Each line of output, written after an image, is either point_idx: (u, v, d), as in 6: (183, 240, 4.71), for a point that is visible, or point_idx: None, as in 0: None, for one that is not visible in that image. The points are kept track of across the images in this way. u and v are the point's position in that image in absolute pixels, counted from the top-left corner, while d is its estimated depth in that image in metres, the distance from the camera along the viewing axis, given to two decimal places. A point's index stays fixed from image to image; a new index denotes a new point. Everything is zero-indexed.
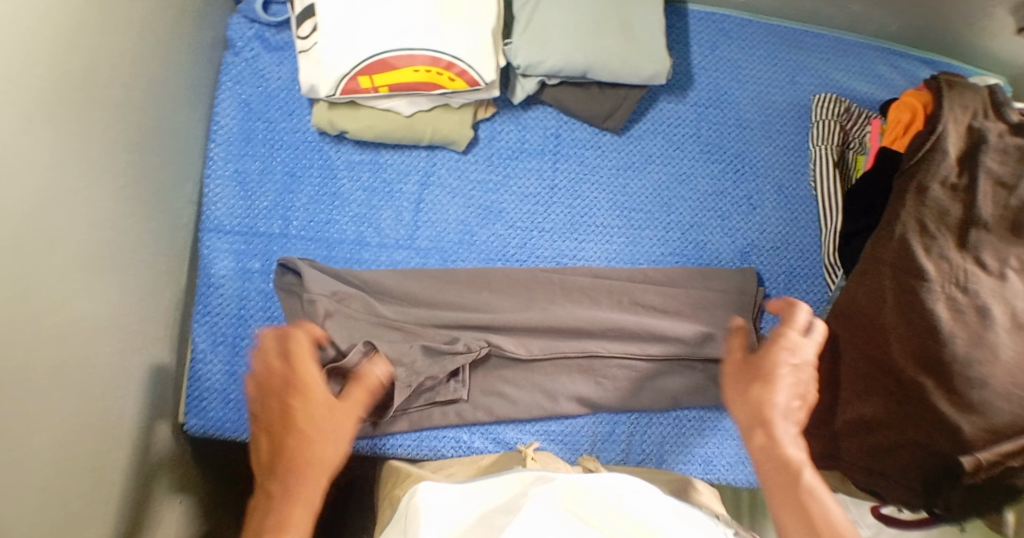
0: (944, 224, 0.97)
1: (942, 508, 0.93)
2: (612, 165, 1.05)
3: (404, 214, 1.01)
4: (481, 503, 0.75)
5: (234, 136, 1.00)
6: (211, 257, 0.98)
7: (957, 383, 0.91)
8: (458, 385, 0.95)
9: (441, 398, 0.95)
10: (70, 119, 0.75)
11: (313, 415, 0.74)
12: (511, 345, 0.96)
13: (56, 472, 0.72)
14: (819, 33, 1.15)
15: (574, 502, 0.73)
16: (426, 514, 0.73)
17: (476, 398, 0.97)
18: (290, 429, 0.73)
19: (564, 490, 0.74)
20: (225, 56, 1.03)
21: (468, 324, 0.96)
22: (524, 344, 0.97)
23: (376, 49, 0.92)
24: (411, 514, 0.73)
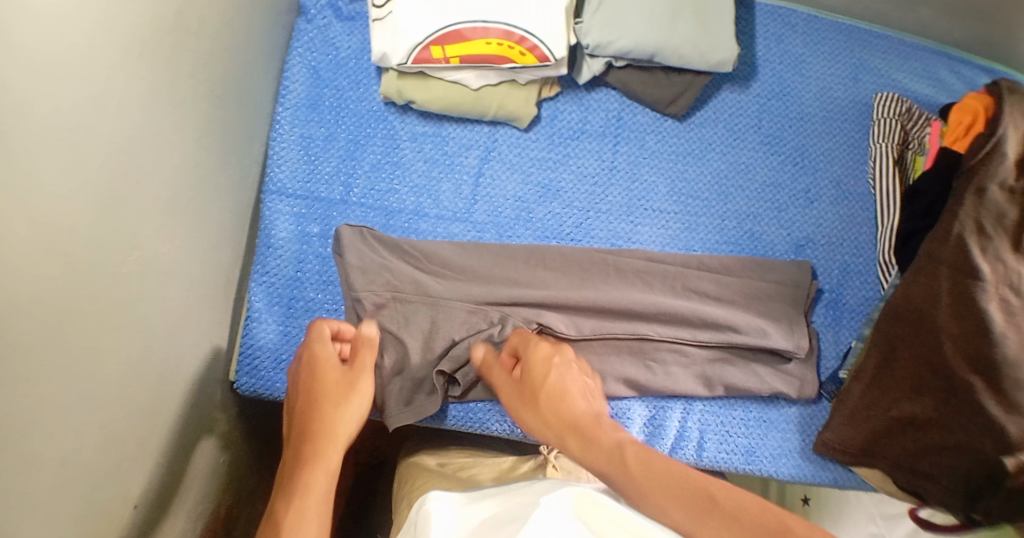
0: (1002, 227, 0.95)
1: (982, 513, 0.91)
2: (672, 151, 1.07)
3: (464, 187, 1.02)
4: (487, 507, 0.72)
5: (302, 101, 1.02)
6: (272, 218, 0.99)
7: (1006, 384, 0.90)
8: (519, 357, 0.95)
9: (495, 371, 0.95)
10: (154, 61, 0.77)
11: (324, 398, 0.84)
12: (563, 323, 0.96)
13: (108, 399, 0.73)
14: (883, 33, 1.16)
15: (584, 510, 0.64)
16: (436, 516, 0.71)
17: None
18: (304, 418, 0.82)
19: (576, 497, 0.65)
20: (298, 23, 1.05)
21: (523, 302, 0.96)
22: (575, 323, 0.97)
23: (451, 21, 0.94)
24: (422, 518, 0.72)
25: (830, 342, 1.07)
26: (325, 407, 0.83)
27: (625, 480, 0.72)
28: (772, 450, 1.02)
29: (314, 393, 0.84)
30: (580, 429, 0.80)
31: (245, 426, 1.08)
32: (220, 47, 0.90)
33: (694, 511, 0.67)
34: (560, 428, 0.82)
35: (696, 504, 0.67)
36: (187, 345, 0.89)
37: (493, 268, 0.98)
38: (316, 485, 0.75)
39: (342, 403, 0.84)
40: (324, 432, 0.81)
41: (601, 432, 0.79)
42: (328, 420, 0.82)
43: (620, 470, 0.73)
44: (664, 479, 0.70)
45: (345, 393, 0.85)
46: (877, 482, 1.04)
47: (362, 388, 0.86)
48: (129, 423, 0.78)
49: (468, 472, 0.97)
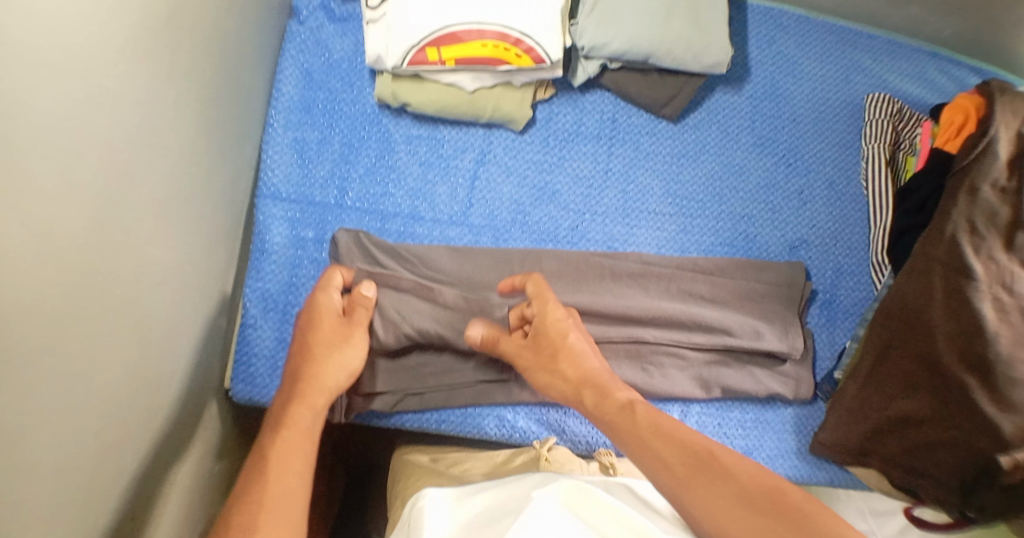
0: (993, 225, 0.96)
1: (976, 509, 0.92)
2: (667, 153, 1.06)
3: (459, 190, 1.02)
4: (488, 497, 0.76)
5: (295, 104, 1.01)
6: (266, 223, 0.98)
7: (1000, 382, 0.90)
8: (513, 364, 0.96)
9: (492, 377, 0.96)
10: (149, 66, 0.76)
11: (324, 343, 0.84)
12: None
13: (108, 411, 0.73)
14: (875, 34, 1.17)
15: (578, 503, 0.71)
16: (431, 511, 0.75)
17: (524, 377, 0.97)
18: (307, 356, 0.83)
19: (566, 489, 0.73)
20: (290, 25, 1.04)
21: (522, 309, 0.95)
22: None
23: (444, 23, 0.93)
24: (417, 513, 0.76)
25: (825, 342, 1.08)
26: (325, 351, 0.83)
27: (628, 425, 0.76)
28: (768, 452, 1.03)
29: (318, 333, 0.85)
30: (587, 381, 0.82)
31: (239, 434, 1.07)
32: (216, 47, 0.89)
33: (692, 466, 0.70)
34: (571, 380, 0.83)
35: (701, 460, 0.70)
36: (184, 352, 0.88)
37: (491, 273, 0.97)
38: (301, 419, 0.76)
39: (343, 350, 0.85)
40: (316, 380, 0.81)
41: (615, 393, 0.80)
42: (326, 369, 0.82)
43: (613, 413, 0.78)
44: (672, 435, 0.73)
45: (344, 346, 0.85)
46: (873, 480, 1.05)
47: (357, 340, 0.86)
48: (128, 428, 0.77)
49: (462, 467, 0.96)
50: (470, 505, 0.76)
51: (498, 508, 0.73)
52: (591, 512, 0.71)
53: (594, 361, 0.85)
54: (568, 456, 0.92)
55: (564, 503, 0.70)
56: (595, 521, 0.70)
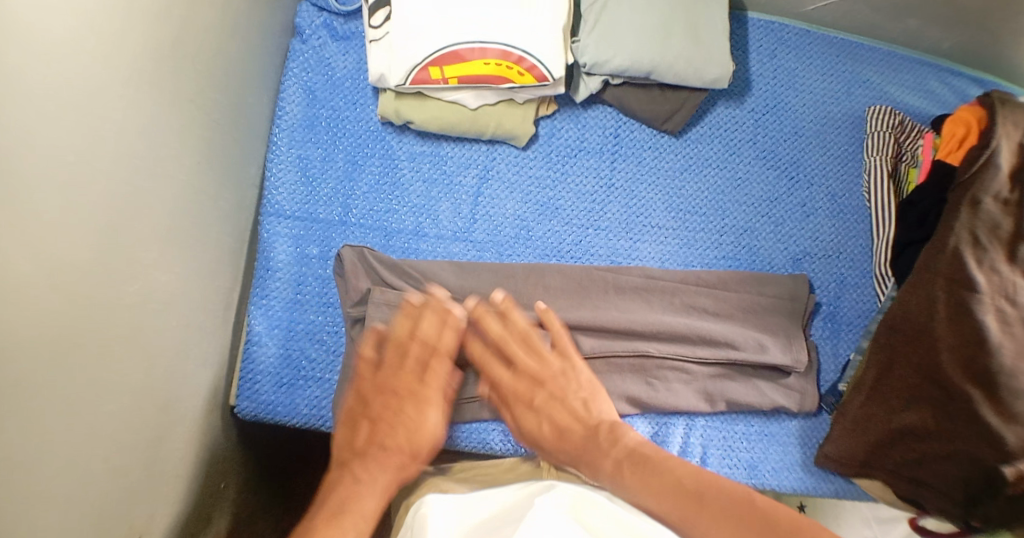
0: (996, 237, 0.96)
1: (979, 519, 0.93)
2: (669, 167, 1.07)
3: (463, 207, 1.02)
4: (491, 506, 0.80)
5: (298, 122, 1.01)
6: (270, 242, 0.98)
7: (1003, 393, 0.90)
8: None
9: None
10: (153, 91, 0.77)
11: (399, 409, 0.83)
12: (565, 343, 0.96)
13: (115, 436, 0.73)
14: (875, 46, 1.17)
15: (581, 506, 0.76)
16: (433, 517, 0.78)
17: None
18: (392, 421, 0.83)
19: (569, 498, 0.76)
20: (293, 43, 1.04)
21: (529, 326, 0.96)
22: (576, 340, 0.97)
23: (447, 42, 0.94)
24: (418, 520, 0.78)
25: (829, 354, 1.08)
26: (399, 425, 0.82)
27: (615, 466, 0.80)
28: (774, 465, 1.03)
29: (388, 400, 0.84)
30: (595, 442, 0.83)
31: (246, 450, 1.07)
32: (219, 69, 0.89)
33: (691, 501, 0.75)
34: (583, 438, 0.84)
35: (698, 505, 0.74)
36: (190, 371, 0.88)
37: (498, 289, 0.97)
38: (378, 477, 0.79)
39: (421, 414, 0.84)
40: (392, 444, 0.81)
41: (599, 453, 0.82)
42: (401, 438, 0.82)
43: (606, 463, 0.81)
44: (666, 475, 0.78)
45: (421, 408, 0.84)
46: (877, 491, 1.05)
47: (432, 393, 0.85)
48: (136, 450, 0.77)
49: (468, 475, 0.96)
50: (477, 509, 0.79)
51: (500, 515, 0.77)
52: (593, 513, 0.75)
53: (571, 416, 0.86)
54: None
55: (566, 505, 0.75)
56: (597, 521, 0.74)
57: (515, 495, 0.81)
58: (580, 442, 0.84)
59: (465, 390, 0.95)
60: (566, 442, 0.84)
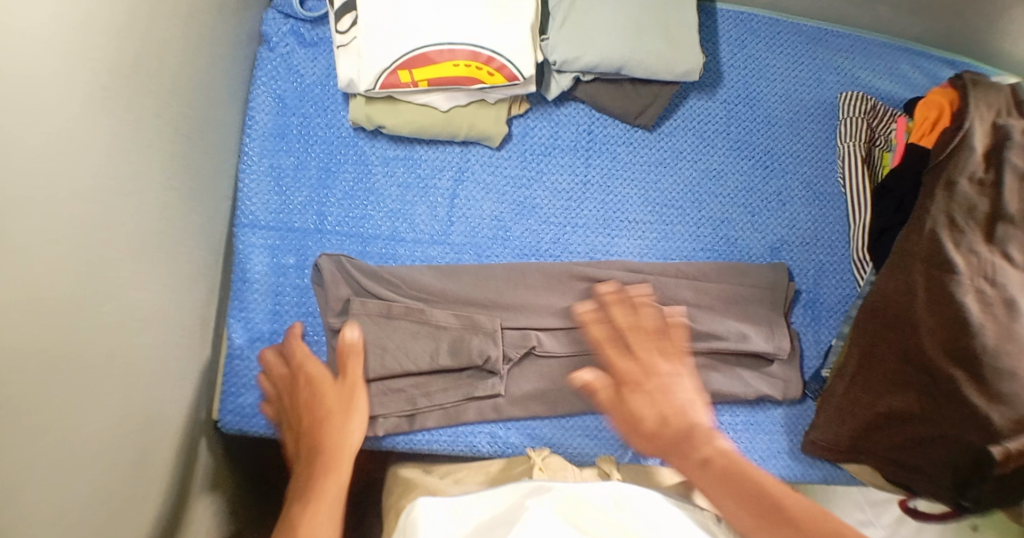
0: (973, 218, 0.97)
1: (970, 500, 0.92)
2: (644, 161, 1.07)
3: (439, 210, 1.02)
4: (481, 511, 0.79)
5: (269, 131, 1.01)
6: (246, 253, 0.97)
7: (987, 374, 0.90)
8: (497, 380, 0.95)
9: (480, 393, 0.94)
10: (119, 109, 0.76)
11: (326, 412, 0.87)
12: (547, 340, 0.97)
13: (95, 459, 0.72)
14: (845, 32, 1.17)
15: (572, 510, 0.77)
16: (426, 523, 0.77)
17: (513, 393, 0.96)
18: (317, 430, 0.86)
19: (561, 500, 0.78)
20: (260, 52, 1.03)
21: (512, 326, 0.97)
22: (557, 337, 0.97)
23: (415, 45, 0.93)
24: (410, 524, 0.78)
25: (811, 341, 1.09)
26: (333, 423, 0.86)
27: (686, 462, 0.75)
28: (762, 452, 1.03)
29: (314, 408, 0.87)
30: (677, 437, 0.76)
31: (233, 464, 1.06)
32: (185, 81, 0.88)
33: (763, 513, 0.69)
34: (666, 434, 0.77)
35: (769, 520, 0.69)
36: (171, 389, 0.87)
37: (480, 289, 0.97)
38: (327, 491, 0.78)
39: (345, 424, 0.87)
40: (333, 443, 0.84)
41: (690, 449, 0.75)
42: (329, 441, 0.85)
43: (691, 466, 0.74)
44: (743, 481, 0.72)
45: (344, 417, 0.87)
46: (866, 476, 1.05)
47: (358, 399, 0.89)
48: (118, 473, 0.76)
49: (454, 476, 0.95)
50: (468, 514, 0.79)
51: (494, 520, 0.77)
52: (585, 517, 0.76)
53: (673, 411, 0.79)
54: (562, 463, 0.93)
55: (559, 511, 0.77)
56: (589, 525, 0.75)
57: (504, 499, 0.80)
58: (663, 440, 0.77)
59: (449, 394, 0.94)
60: (664, 433, 0.77)
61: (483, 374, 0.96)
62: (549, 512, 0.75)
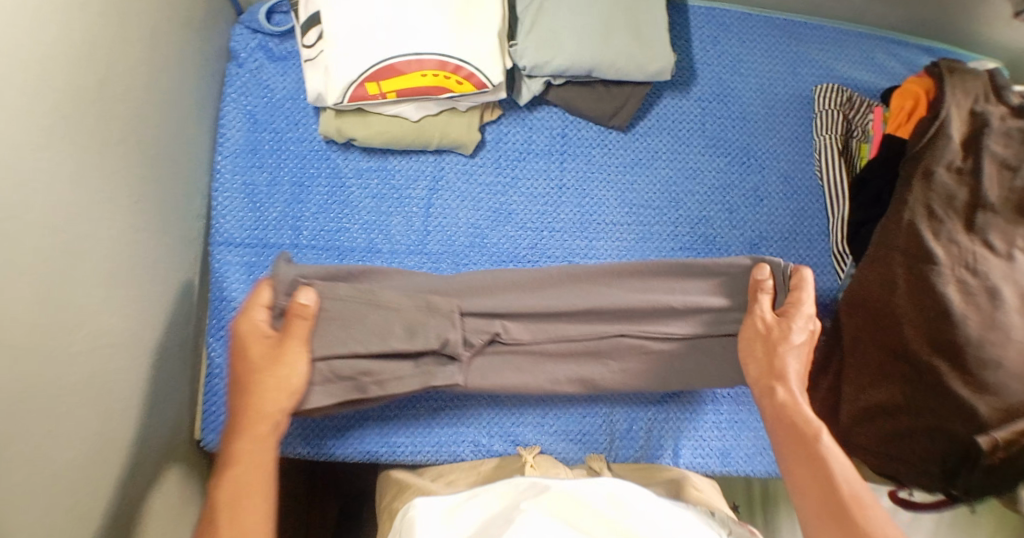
0: (952, 208, 0.97)
1: (960, 489, 0.91)
2: (620, 163, 1.06)
3: (415, 220, 1.01)
4: (477, 513, 0.78)
5: (241, 148, 1.00)
6: (222, 272, 0.97)
7: (971, 365, 0.90)
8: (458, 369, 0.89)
9: (440, 382, 0.88)
10: (85, 138, 0.76)
11: (258, 375, 0.80)
12: (516, 330, 0.91)
13: (70, 488, 0.72)
14: (818, 24, 1.17)
15: (565, 510, 0.76)
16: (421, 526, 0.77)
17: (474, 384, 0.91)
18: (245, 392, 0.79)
19: (556, 500, 0.77)
20: (229, 68, 1.03)
21: (473, 312, 0.90)
22: (528, 328, 0.91)
23: (382, 56, 0.92)
24: (406, 523, 0.78)
25: None
26: (258, 386, 0.79)
27: (800, 459, 0.78)
28: (747, 451, 1.02)
29: (242, 364, 0.80)
30: (800, 435, 0.80)
31: None
32: (152, 104, 0.88)
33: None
34: (791, 433, 0.80)
35: (842, 521, 0.73)
36: (149, 412, 0.87)
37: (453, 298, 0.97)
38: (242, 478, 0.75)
39: (271, 389, 0.80)
40: (256, 412, 0.79)
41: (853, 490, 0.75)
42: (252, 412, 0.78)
43: (798, 462, 0.78)
44: (829, 476, 0.76)
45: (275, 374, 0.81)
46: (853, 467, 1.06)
47: (289, 359, 0.82)
48: (95, 500, 0.76)
49: (447, 479, 0.94)
50: (463, 520, 0.77)
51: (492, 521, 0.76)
52: (582, 517, 0.75)
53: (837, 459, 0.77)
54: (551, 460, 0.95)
55: (554, 512, 0.75)
56: (585, 525, 0.74)
57: (496, 501, 0.79)
58: (791, 440, 0.80)
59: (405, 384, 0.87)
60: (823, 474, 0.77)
61: (442, 360, 0.90)
62: (545, 514, 0.74)
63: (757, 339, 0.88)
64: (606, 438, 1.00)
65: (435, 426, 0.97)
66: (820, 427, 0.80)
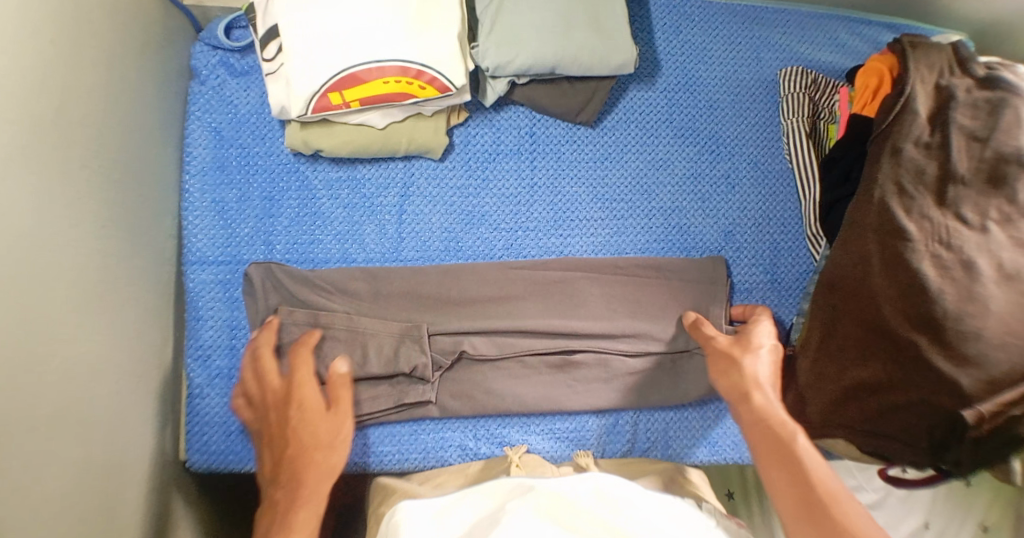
0: (923, 183, 0.97)
1: (950, 464, 0.90)
2: (589, 158, 1.06)
3: (387, 227, 1.01)
4: (466, 516, 0.78)
5: (208, 165, 1.00)
6: (197, 290, 0.97)
7: (950, 338, 0.90)
8: (427, 387, 0.95)
9: (410, 400, 0.94)
10: (46, 162, 0.76)
11: (314, 445, 0.83)
12: (483, 345, 0.97)
13: (53, 516, 0.72)
14: (780, 8, 1.17)
15: (554, 508, 0.77)
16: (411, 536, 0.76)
17: (446, 402, 0.96)
18: (297, 439, 0.83)
19: (544, 499, 0.77)
20: (191, 86, 1.02)
21: (443, 332, 0.97)
22: (494, 344, 0.97)
23: (343, 65, 0.92)
24: (393, 531, 0.77)
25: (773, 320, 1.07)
26: (300, 431, 0.84)
27: (774, 458, 0.80)
28: (734, 438, 1.02)
29: (304, 434, 0.83)
30: (775, 438, 0.81)
31: (212, 500, 1.06)
32: (114, 127, 0.87)
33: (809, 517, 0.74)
34: (765, 432, 0.82)
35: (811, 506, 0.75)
36: (133, 435, 0.87)
37: (433, 307, 0.98)
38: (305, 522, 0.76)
39: (329, 449, 0.83)
40: (308, 432, 0.84)
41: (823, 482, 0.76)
42: (316, 458, 0.82)
43: (773, 467, 0.79)
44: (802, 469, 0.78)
45: (315, 407, 0.86)
46: (842, 449, 1.03)
47: (307, 397, 0.86)
48: (81, 525, 0.76)
49: (434, 482, 0.93)
50: (457, 515, 0.78)
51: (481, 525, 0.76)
52: (572, 516, 0.76)
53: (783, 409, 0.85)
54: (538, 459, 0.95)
55: (541, 510, 0.76)
56: (575, 523, 0.75)
57: (488, 498, 0.79)
58: (762, 436, 0.82)
59: (383, 403, 0.94)
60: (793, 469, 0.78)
61: (413, 380, 0.95)
62: (533, 515, 0.75)
63: (719, 354, 0.92)
64: (595, 433, 1.00)
65: (421, 432, 0.97)
66: (795, 429, 0.81)
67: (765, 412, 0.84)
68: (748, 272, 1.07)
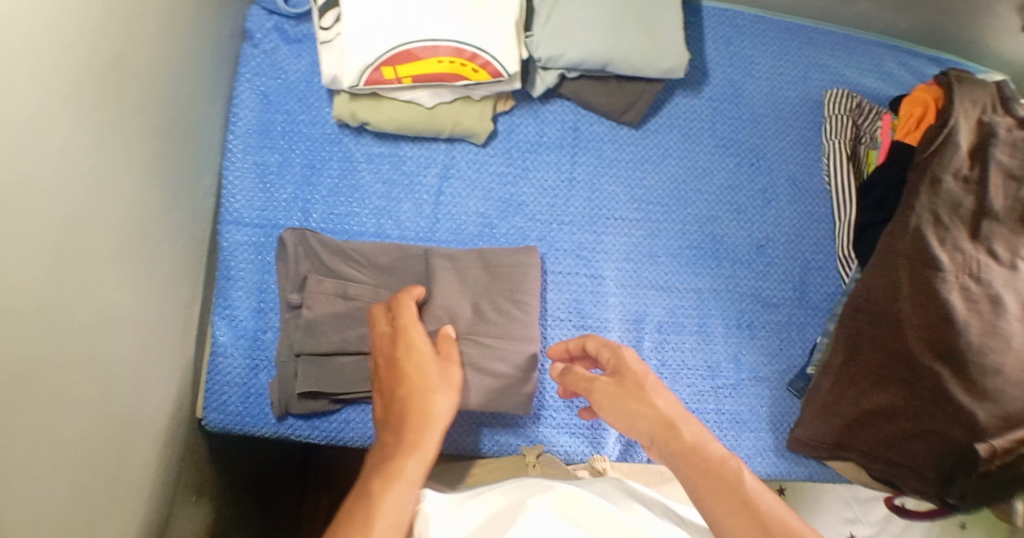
0: (958, 216, 0.98)
1: (956, 498, 0.90)
2: (629, 158, 1.07)
3: (425, 207, 1.02)
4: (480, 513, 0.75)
5: (253, 128, 1.01)
6: (231, 249, 0.97)
7: (973, 372, 0.90)
8: None
9: None
10: (101, 109, 0.76)
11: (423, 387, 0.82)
12: None
13: (73, 457, 0.72)
14: (829, 30, 1.18)
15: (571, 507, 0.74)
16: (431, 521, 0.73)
17: None
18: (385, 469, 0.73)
19: (560, 498, 0.75)
20: (245, 49, 1.04)
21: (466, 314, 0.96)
22: None
23: (399, 41, 0.93)
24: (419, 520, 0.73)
25: (794, 338, 1.07)
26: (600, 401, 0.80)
27: (723, 501, 0.65)
28: (747, 451, 1.01)
29: (412, 374, 0.83)
30: (717, 476, 0.67)
31: (221, 462, 1.06)
32: (168, 79, 0.88)
33: None
34: (703, 471, 0.68)
35: None
36: (154, 386, 0.87)
37: (454, 289, 0.96)
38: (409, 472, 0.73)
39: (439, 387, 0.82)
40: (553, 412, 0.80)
41: None
42: (428, 399, 0.80)
43: (724, 502, 0.65)
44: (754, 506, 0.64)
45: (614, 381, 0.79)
46: (852, 473, 1.02)
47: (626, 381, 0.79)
48: (94, 472, 0.75)
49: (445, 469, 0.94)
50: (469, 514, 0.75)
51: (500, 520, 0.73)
52: (589, 515, 0.74)
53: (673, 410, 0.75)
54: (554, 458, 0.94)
55: (558, 508, 0.74)
56: (591, 523, 0.73)
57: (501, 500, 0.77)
58: (698, 473, 0.68)
59: None
60: (711, 479, 0.67)
61: None
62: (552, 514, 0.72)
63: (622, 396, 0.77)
64: (610, 434, 0.99)
65: None
66: (741, 467, 0.67)
67: (705, 446, 0.70)
68: (777, 288, 1.08)
